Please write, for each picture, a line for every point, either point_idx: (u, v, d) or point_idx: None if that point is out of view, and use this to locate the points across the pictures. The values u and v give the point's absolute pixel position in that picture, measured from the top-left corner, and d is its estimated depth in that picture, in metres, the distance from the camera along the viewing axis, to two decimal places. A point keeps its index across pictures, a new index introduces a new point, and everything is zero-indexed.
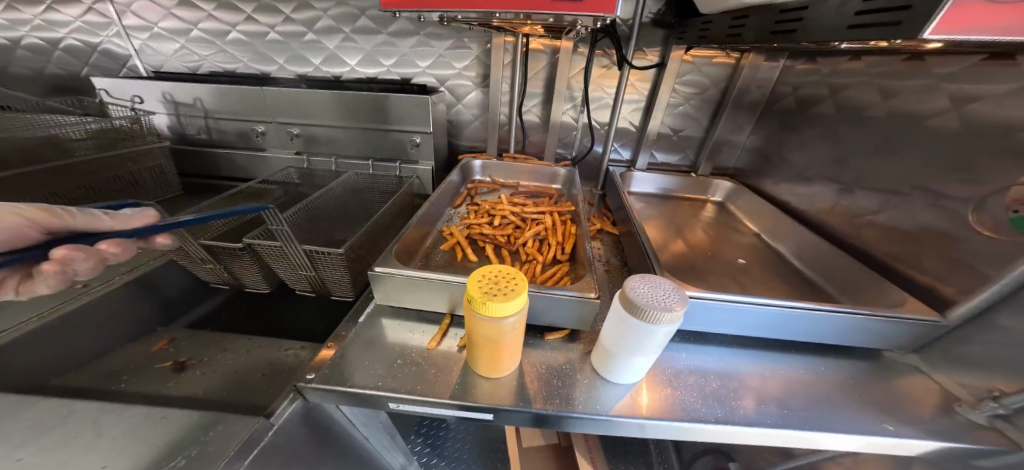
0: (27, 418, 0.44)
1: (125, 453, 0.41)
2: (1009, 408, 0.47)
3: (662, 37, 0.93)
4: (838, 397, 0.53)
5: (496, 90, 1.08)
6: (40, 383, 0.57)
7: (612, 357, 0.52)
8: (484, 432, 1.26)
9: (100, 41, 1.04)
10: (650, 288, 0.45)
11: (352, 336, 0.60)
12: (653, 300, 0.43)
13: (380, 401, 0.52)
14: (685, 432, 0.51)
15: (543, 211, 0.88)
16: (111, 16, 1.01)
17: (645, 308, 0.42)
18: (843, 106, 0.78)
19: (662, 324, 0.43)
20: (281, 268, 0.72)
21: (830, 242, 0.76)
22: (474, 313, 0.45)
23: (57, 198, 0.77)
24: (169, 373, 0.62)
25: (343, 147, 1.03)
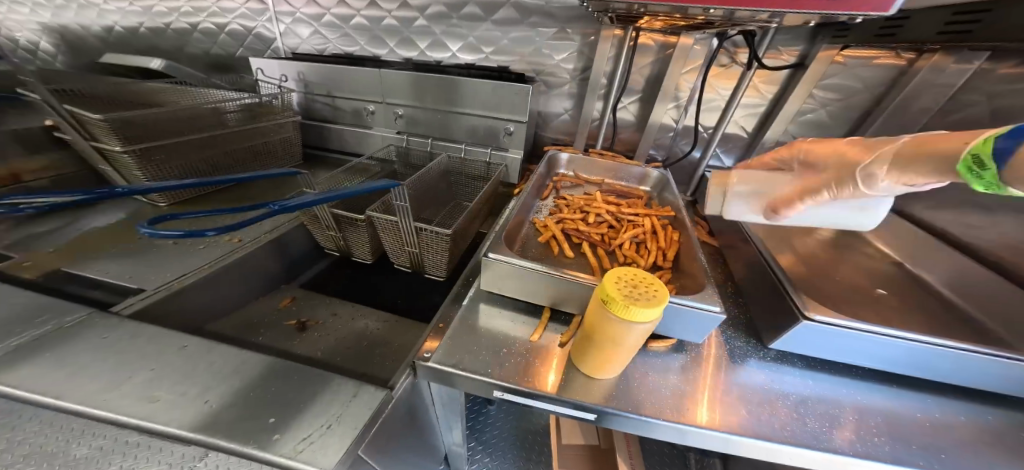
0: (209, 361, 0.48)
1: (286, 408, 0.44)
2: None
3: (807, 35, 0.83)
4: (981, 442, 0.48)
5: (596, 85, 1.04)
6: (198, 326, 0.65)
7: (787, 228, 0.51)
8: (520, 423, 1.31)
9: (256, 25, 1.18)
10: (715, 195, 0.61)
11: (455, 321, 0.63)
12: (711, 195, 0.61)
13: (486, 388, 0.54)
14: (797, 459, 0.48)
15: (640, 213, 0.84)
16: (268, 3, 1.13)
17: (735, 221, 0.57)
18: None
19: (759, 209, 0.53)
20: (388, 240, 0.77)
21: (1010, 285, 0.63)
22: (602, 311, 0.44)
23: (213, 161, 0.89)
24: (293, 331, 0.70)
25: (440, 130, 1.08)
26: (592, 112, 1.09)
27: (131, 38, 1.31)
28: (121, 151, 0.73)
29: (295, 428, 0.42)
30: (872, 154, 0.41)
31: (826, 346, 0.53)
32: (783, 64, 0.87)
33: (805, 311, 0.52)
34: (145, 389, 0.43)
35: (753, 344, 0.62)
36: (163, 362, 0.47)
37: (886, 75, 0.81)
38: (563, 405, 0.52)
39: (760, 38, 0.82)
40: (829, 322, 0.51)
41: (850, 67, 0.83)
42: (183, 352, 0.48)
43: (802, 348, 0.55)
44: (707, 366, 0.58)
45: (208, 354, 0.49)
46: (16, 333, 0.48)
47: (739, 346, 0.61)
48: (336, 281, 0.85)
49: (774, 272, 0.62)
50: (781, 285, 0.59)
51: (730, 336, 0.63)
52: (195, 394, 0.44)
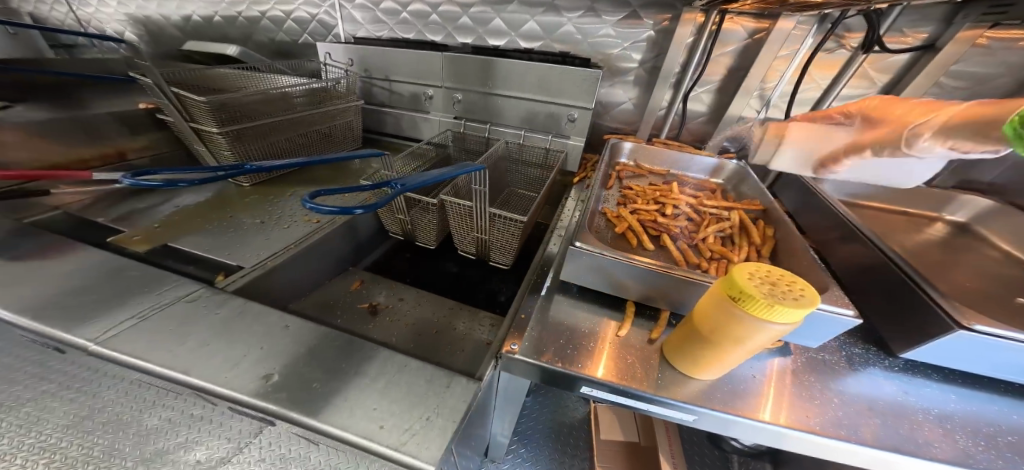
0: (311, 342, 0.48)
1: (387, 396, 0.43)
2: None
3: (940, 14, 0.72)
4: None
5: (670, 70, 0.96)
6: (284, 303, 0.67)
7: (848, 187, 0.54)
8: (556, 415, 1.27)
9: (320, 11, 1.19)
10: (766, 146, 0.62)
11: (535, 312, 0.60)
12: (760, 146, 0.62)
13: (574, 384, 0.52)
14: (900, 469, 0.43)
15: (721, 206, 0.77)
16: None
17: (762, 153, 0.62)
18: None
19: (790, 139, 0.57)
20: (456, 225, 0.76)
21: None
22: (727, 308, 0.39)
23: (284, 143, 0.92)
24: (367, 315, 0.70)
25: (500, 117, 1.05)
26: (662, 100, 1.02)
27: (206, 27, 1.37)
28: (219, 133, 0.77)
29: (400, 417, 0.41)
30: (928, 114, 0.40)
31: (980, 360, 0.46)
32: (907, 48, 0.76)
33: (958, 317, 0.45)
34: (261, 367, 0.44)
35: (871, 352, 0.55)
36: (271, 342, 0.47)
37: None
38: (649, 403, 0.50)
39: (882, 17, 0.73)
40: (992, 333, 0.43)
41: (992, 51, 0.71)
42: (287, 332, 0.49)
43: (945, 359, 0.48)
44: (784, 365, 0.53)
45: (311, 334, 0.49)
46: (135, 305, 0.50)
47: (857, 354, 0.55)
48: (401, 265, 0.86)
49: (899, 275, 0.54)
50: (917, 287, 0.51)
51: (844, 342, 0.57)
52: (305, 374, 0.44)
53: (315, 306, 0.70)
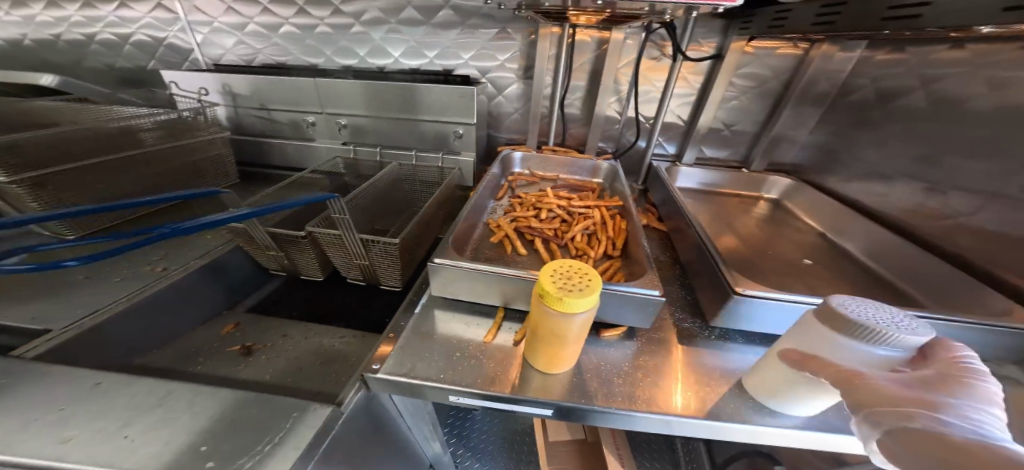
0: (128, 396, 0.44)
1: (215, 435, 0.41)
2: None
3: (720, 27, 0.89)
4: None
5: (540, 83, 1.05)
6: (125, 361, 0.60)
7: (793, 386, 0.46)
8: (507, 423, 1.28)
9: (167, 35, 1.10)
10: (872, 313, 0.39)
11: (407, 328, 0.61)
12: (878, 319, 0.37)
13: (439, 394, 0.53)
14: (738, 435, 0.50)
15: (589, 205, 0.86)
16: (178, 11, 1.06)
17: (873, 327, 0.36)
18: (940, 100, 0.69)
19: (898, 348, 0.36)
20: (337, 255, 0.73)
21: (916, 246, 0.69)
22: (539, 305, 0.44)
23: (127, 186, 0.82)
24: (237, 358, 0.65)
25: (390, 138, 1.05)
26: (539, 110, 1.11)
27: (33, 57, 1.19)
28: (7, 182, 0.64)
29: (231, 454, 0.39)
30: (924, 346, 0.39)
31: (759, 318, 0.58)
32: (704, 55, 0.92)
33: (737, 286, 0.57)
34: (54, 429, 0.39)
35: (700, 324, 0.65)
36: (75, 401, 0.42)
37: (790, 63, 0.88)
38: (521, 403, 0.53)
39: (682, 30, 0.88)
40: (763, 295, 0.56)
41: (761, 57, 0.89)
42: (97, 389, 0.44)
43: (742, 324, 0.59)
44: (652, 351, 0.60)
45: (126, 389, 0.45)
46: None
47: (688, 327, 0.65)
48: (287, 300, 0.81)
49: (711, 258, 0.65)
50: (718, 263, 0.63)
51: (680, 318, 0.67)
52: (111, 430, 0.40)
53: (173, 358, 0.64)
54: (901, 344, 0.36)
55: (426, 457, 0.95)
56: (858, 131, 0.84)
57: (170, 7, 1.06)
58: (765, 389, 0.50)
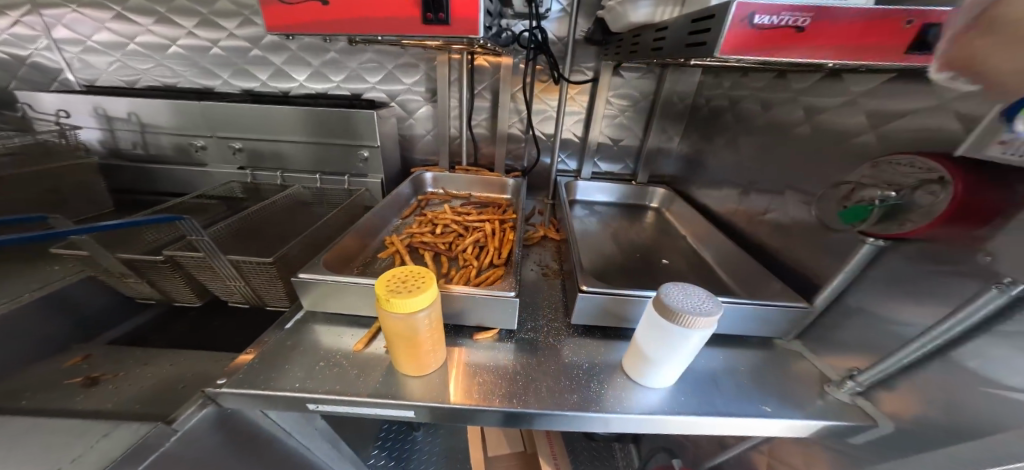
0: None
1: None
2: (865, 385, 0.52)
3: (594, 54, 1.01)
4: (742, 387, 0.58)
5: (446, 106, 1.12)
6: None
7: (650, 365, 0.55)
8: (450, 440, 1.26)
9: (30, 53, 1.03)
10: (686, 295, 0.47)
11: (272, 341, 0.60)
12: (689, 305, 0.45)
13: (295, 402, 0.53)
14: (594, 422, 0.56)
15: (484, 219, 0.92)
16: (40, 29, 1.01)
17: (679, 311, 0.45)
18: (742, 117, 0.82)
19: (698, 328, 0.45)
20: (209, 280, 0.70)
21: (739, 245, 0.81)
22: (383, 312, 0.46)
23: None
24: (78, 389, 0.58)
25: (291, 160, 1.04)
26: (447, 131, 1.17)
27: None
28: None
29: None
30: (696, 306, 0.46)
31: (607, 311, 0.66)
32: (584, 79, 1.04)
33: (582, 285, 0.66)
34: None
35: (567, 325, 0.71)
36: None
37: (650, 87, 1.04)
38: (388, 409, 0.54)
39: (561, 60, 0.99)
40: (598, 290, 0.65)
41: (627, 80, 1.03)
42: None
43: (594, 318, 0.67)
44: (532, 353, 0.65)
45: None
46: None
47: (555, 328, 0.71)
48: (159, 327, 0.75)
49: (574, 266, 0.73)
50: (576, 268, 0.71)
51: (551, 321, 0.72)
52: None
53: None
54: (699, 324, 0.45)
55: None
56: (704, 145, 0.98)
57: (31, 25, 1.01)
58: (633, 366, 0.58)
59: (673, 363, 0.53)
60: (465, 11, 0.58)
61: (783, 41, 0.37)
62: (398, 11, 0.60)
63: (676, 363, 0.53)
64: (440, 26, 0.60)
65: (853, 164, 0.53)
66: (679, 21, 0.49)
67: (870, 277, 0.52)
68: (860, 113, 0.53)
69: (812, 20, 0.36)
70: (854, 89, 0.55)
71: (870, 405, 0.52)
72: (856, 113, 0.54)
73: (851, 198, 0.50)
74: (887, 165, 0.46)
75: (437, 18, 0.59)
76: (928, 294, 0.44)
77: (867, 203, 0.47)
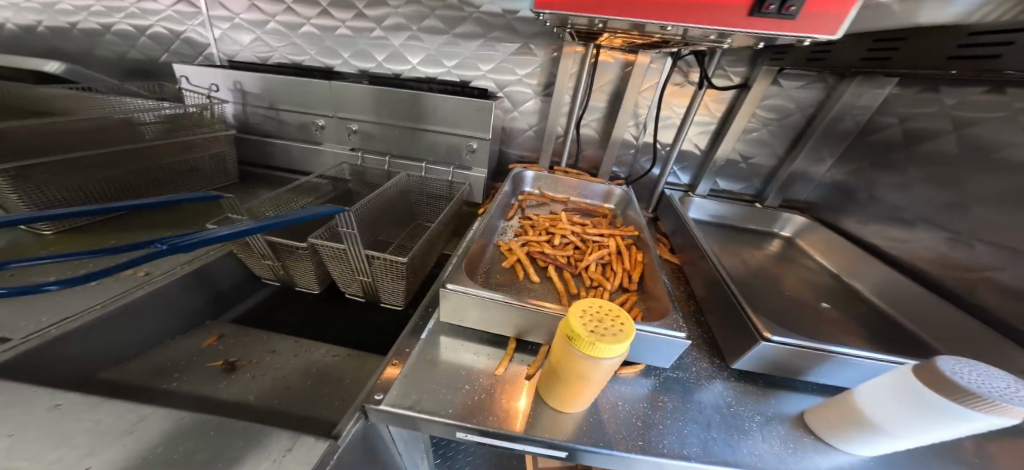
0: (93, 420, 0.40)
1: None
2: None
3: (747, 58, 0.88)
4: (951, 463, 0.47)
5: (559, 101, 1.05)
6: (91, 375, 0.53)
7: (868, 436, 0.44)
8: None
9: (185, 29, 1.08)
10: (977, 377, 0.36)
11: (413, 354, 0.57)
12: (996, 393, 0.34)
13: (446, 430, 0.49)
14: None
15: (604, 233, 0.83)
16: (199, 7, 1.05)
17: (981, 400, 0.33)
18: (973, 144, 0.67)
19: (1002, 422, 0.34)
20: (338, 270, 0.69)
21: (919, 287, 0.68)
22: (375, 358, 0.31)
23: (123, 179, 0.78)
24: (219, 375, 0.57)
25: (398, 146, 1.02)
26: (555, 128, 1.10)
27: (38, 40, 1.16)
28: None
29: None
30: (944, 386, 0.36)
31: (779, 362, 0.55)
32: (729, 84, 0.92)
33: (762, 332, 0.54)
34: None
35: (716, 366, 0.62)
36: (28, 426, 0.38)
37: (813, 97, 0.88)
38: (538, 446, 0.49)
39: (709, 58, 0.87)
40: (784, 340, 0.53)
41: (786, 88, 0.89)
42: (55, 413, 0.40)
43: (760, 367, 0.57)
44: (686, 395, 0.56)
45: (88, 413, 0.41)
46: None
47: (704, 368, 0.61)
48: (281, 309, 0.76)
49: (733, 299, 0.63)
50: (740, 306, 0.60)
51: (695, 358, 0.63)
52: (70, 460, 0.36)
53: (143, 371, 0.56)
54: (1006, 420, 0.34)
55: None
56: (881, 173, 0.83)
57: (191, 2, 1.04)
58: (834, 429, 0.48)
59: (907, 443, 0.42)
60: (822, 1, 0.41)
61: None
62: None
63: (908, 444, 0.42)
64: (780, 20, 0.42)
65: None
66: None
67: None
68: None
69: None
70: None
71: None
72: None
73: None
74: None
75: (783, 10, 0.41)
76: None
77: None
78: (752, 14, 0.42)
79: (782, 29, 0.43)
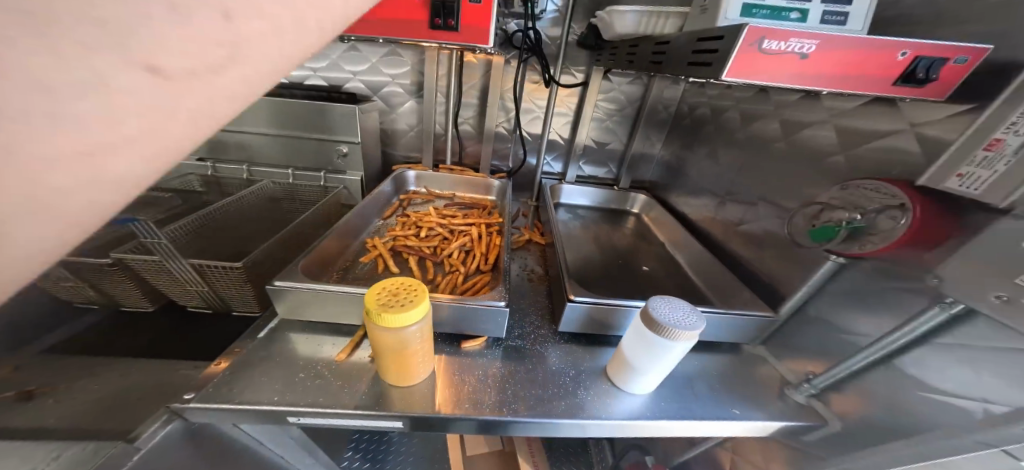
0: None
1: None
2: (818, 387, 0.56)
3: (586, 59, 1.02)
4: (710, 390, 0.59)
5: (431, 102, 1.08)
6: None
7: (631, 375, 0.55)
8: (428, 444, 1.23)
9: None
10: (671, 308, 0.48)
11: (249, 352, 0.57)
12: (674, 319, 0.46)
13: (276, 416, 0.50)
14: (584, 430, 0.56)
15: (470, 222, 0.90)
16: None
17: (663, 324, 0.45)
18: (723, 128, 0.86)
19: (681, 339, 0.46)
20: (165, 285, 0.65)
21: (711, 253, 0.84)
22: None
23: None
24: (10, 404, 0.50)
25: (262, 153, 0.98)
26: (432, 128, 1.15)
27: None
28: None
29: None
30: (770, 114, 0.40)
31: (593, 319, 0.66)
32: (574, 82, 1.05)
33: (569, 294, 0.65)
34: None
35: (550, 331, 0.71)
36: None
37: (638, 92, 1.06)
38: (369, 420, 0.52)
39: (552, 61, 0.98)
40: (586, 300, 0.64)
41: (617, 84, 1.05)
42: None
43: (581, 326, 0.67)
44: (520, 363, 0.64)
45: None
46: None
47: (541, 334, 0.70)
48: (109, 334, 0.68)
49: (560, 273, 0.73)
50: (562, 278, 0.71)
51: (536, 326, 0.72)
52: None
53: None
54: (683, 338, 0.46)
55: None
56: (685, 152, 1.02)
57: None
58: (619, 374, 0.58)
59: (654, 374, 0.53)
60: (473, 20, 0.70)
61: (789, 68, 0.36)
62: (406, 15, 0.70)
63: (655, 376, 0.53)
64: (449, 31, 0.70)
65: (824, 184, 0.57)
66: (677, 37, 0.50)
67: (827, 290, 0.55)
68: (834, 133, 0.57)
69: (817, 48, 0.34)
70: (828, 108, 0.59)
71: (823, 404, 0.55)
72: (829, 131, 0.58)
73: (819, 218, 0.54)
74: (856, 189, 0.50)
75: (446, 24, 0.69)
76: (878, 306, 0.47)
77: (835, 223, 0.51)
78: (431, 28, 0.71)
79: (454, 38, 0.72)
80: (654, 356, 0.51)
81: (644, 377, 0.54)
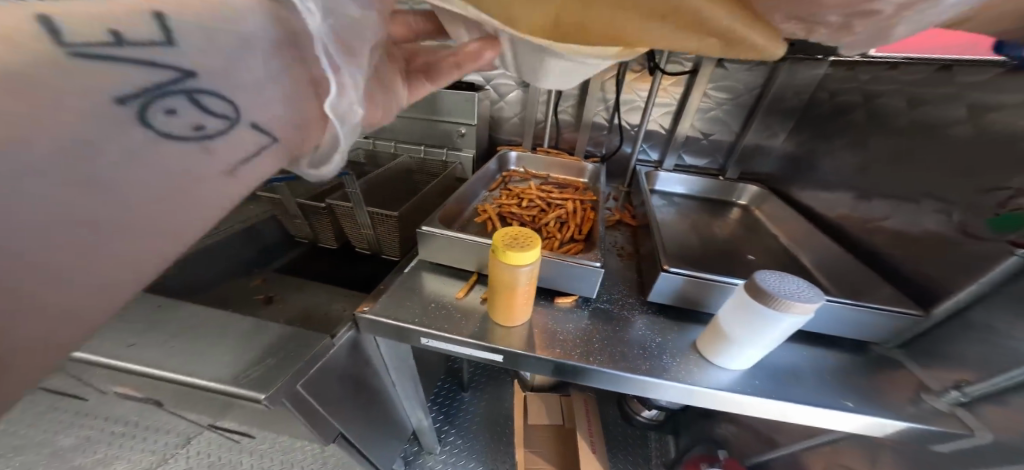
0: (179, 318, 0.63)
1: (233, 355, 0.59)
2: (971, 396, 0.51)
3: None
4: (822, 380, 0.57)
5: (535, 92, 1.19)
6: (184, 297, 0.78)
7: (725, 352, 0.54)
8: (487, 412, 1.61)
9: None
10: (782, 283, 0.47)
11: (396, 282, 0.76)
12: (787, 292, 0.45)
13: (416, 335, 0.66)
14: (670, 392, 0.59)
15: (565, 197, 0.98)
16: None
17: (773, 296, 0.45)
18: (876, 114, 0.75)
19: (793, 314, 0.45)
20: (348, 226, 0.90)
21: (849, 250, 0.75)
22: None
23: None
24: (260, 304, 0.80)
25: (402, 133, 1.21)
26: (535, 115, 1.24)
27: None
28: None
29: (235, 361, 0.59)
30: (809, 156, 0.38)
31: (685, 292, 0.67)
32: (683, 70, 1.01)
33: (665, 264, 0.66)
34: None
35: (637, 301, 0.75)
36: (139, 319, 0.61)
37: (761, 76, 0.98)
38: (480, 349, 0.65)
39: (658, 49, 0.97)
40: (680, 270, 0.66)
41: (735, 70, 0.98)
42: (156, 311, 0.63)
43: (671, 298, 0.69)
44: (607, 325, 0.69)
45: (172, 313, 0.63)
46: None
47: (627, 303, 0.74)
48: (308, 262, 0.96)
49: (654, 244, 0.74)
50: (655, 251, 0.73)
51: (621, 295, 0.76)
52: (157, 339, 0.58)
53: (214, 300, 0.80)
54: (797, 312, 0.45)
55: (413, 424, 1.28)
56: (818, 142, 0.91)
57: None
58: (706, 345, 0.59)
59: (752, 352, 0.52)
60: None
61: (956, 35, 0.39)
62: None
63: (754, 353, 0.52)
64: None
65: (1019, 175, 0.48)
66: None
67: (1006, 291, 0.48)
68: None
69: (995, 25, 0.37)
70: None
71: (971, 416, 0.50)
72: None
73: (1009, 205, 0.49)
74: None
75: None
76: None
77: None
78: None
79: None
80: (758, 332, 0.50)
81: (741, 354, 0.53)
